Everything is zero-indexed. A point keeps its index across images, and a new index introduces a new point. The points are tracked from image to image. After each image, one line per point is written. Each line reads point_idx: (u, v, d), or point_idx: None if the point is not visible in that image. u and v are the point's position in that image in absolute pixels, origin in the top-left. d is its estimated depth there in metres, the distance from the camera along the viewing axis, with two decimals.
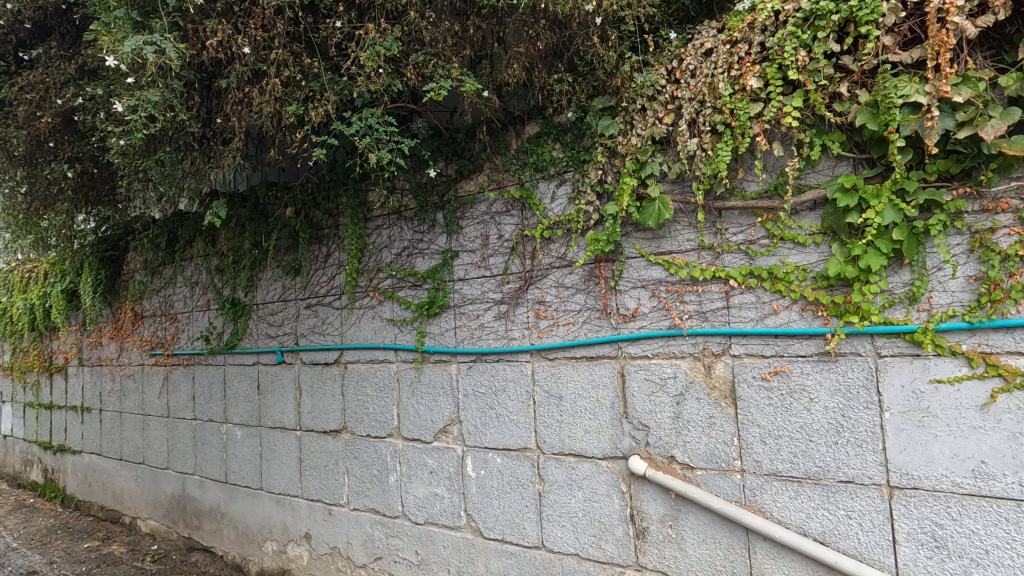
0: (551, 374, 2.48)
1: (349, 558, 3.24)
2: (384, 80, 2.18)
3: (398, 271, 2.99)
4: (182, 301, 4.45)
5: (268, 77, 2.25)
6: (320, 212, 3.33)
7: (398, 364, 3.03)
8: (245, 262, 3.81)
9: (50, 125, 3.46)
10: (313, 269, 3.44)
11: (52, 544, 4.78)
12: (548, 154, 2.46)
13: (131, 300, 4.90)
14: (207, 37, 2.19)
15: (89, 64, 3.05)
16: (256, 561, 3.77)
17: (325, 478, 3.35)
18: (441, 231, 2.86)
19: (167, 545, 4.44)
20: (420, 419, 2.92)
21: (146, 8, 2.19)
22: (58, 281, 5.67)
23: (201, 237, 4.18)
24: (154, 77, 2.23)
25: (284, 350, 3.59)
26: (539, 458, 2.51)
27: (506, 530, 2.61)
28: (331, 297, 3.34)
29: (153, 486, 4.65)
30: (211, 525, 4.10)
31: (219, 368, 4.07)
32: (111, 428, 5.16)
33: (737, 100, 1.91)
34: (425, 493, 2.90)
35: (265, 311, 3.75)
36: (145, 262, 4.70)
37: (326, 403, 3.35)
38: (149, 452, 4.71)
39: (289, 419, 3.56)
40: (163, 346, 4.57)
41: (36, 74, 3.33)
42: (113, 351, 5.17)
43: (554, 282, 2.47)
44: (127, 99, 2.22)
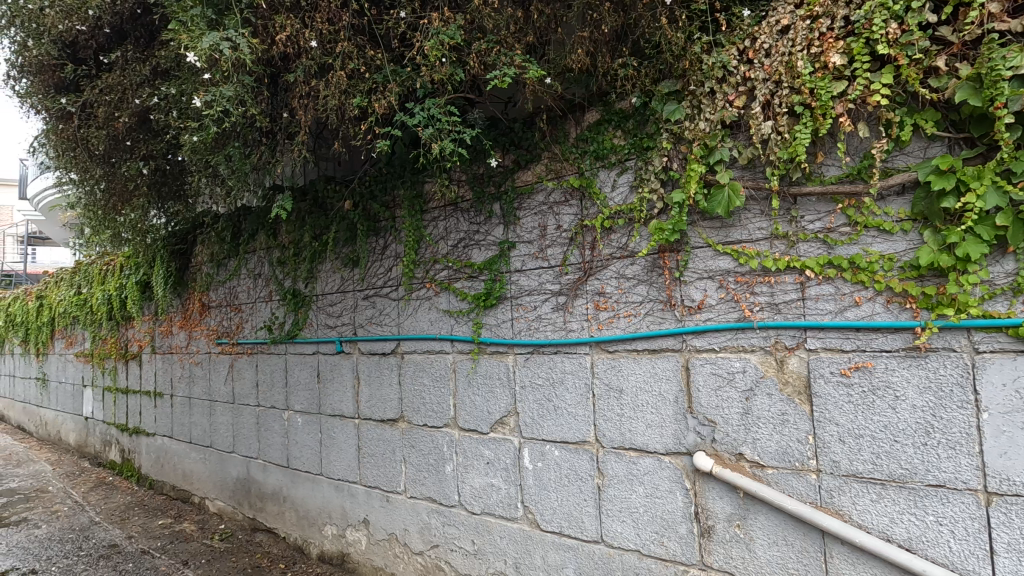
0: (612, 367, 2.43)
1: (406, 544, 3.29)
2: (447, 69, 2.18)
3: (455, 262, 3.00)
4: (246, 292, 4.62)
5: (334, 69, 2.29)
6: (378, 205, 3.39)
7: (454, 355, 3.04)
8: (306, 255, 3.91)
9: (128, 124, 3.65)
10: (371, 261, 3.50)
11: (130, 520, 5.10)
12: (609, 142, 2.40)
13: (199, 291, 5.14)
14: (277, 33, 2.25)
15: (164, 65, 3.19)
16: (317, 543, 3.89)
17: (383, 466, 3.42)
18: (498, 222, 2.84)
19: (233, 525, 4.65)
20: (477, 410, 2.92)
21: (220, 7, 2.26)
22: (133, 273, 6.02)
23: (264, 230, 4.33)
24: (228, 73, 2.31)
25: (343, 340, 3.67)
26: (598, 452, 2.47)
27: (564, 523, 2.59)
28: (389, 289, 3.39)
29: (220, 469, 4.88)
30: (274, 507, 4.27)
31: (280, 357, 4.21)
32: (180, 412, 5.44)
33: (818, 78, 1.81)
34: (481, 483, 2.91)
35: (324, 302, 3.84)
36: (212, 255, 4.92)
37: (384, 392, 3.41)
38: (216, 436, 4.94)
39: (348, 408, 3.65)
40: (229, 335, 4.77)
41: (115, 77, 3.51)
42: (182, 339, 5.44)
43: (614, 272, 2.42)
44: (205, 94, 2.32)
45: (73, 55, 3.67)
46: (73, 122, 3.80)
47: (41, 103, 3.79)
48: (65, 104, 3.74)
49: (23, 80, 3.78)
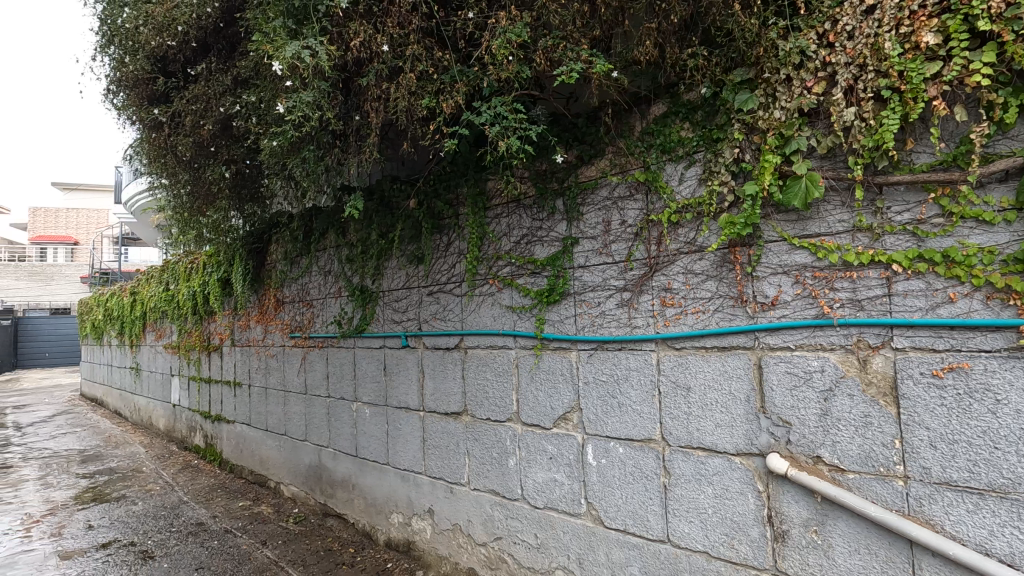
0: (678, 365, 2.38)
1: (470, 535, 3.36)
2: (514, 67, 2.20)
3: (518, 259, 3.03)
4: (317, 289, 4.85)
5: (404, 72, 2.36)
6: (442, 203, 3.47)
7: (517, 351, 3.07)
8: (373, 252, 4.06)
9: (212, 131, 3.90)
10: (435, 258, 3.58)
11: (214, 501, 5.47)
12: (676, 135, 2.36)
13: (275, 287, 5.43)
14: (351, 39, 2.34)
15: (245, 74, 3.39)
16: (384, 530, 4.04)
17: (447, 458, 3.50)
18: (560, 218, 2.84)
19: (306, 509, 4.90)
20: (540, 405, 2.94)
21: (299, 16, 2.39)
22: (215, 270, 6.44)
23: (334, 229, 4.53)
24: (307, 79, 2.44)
25: (408, 335, 3.78)
26: (664, 450, 2.43)
27: (628, 521, 2.57)
28: (452, 285, 3.46)
29: (294, 456, 5.15)
30: (343, 494, 4.46)
31: (349, 350, 4.39)
32: (257, 401, 5.78)
33: (908, 60, 1.72)
34: (545, 478, 2.93)
35: (390, 297, 3.97)
36: (286, 253, 5.19)
37: (448, 385, 3.49)
38: (289, 425, 5.21)
39: (413, 400, 3.76)
40: (302, 329, 5.02)
41: (201, 88, 3.76)
42: (259, 333, 5.77)
43: (681, 268, 2.37)
44: (287, 100, 2.47)
45: (164, 69, 3.96)
46: (164, 131, 4.11)
47: (137, 115, 4.12)
48: (157, 115, 4.05)
49: (122, 94, 4.12)
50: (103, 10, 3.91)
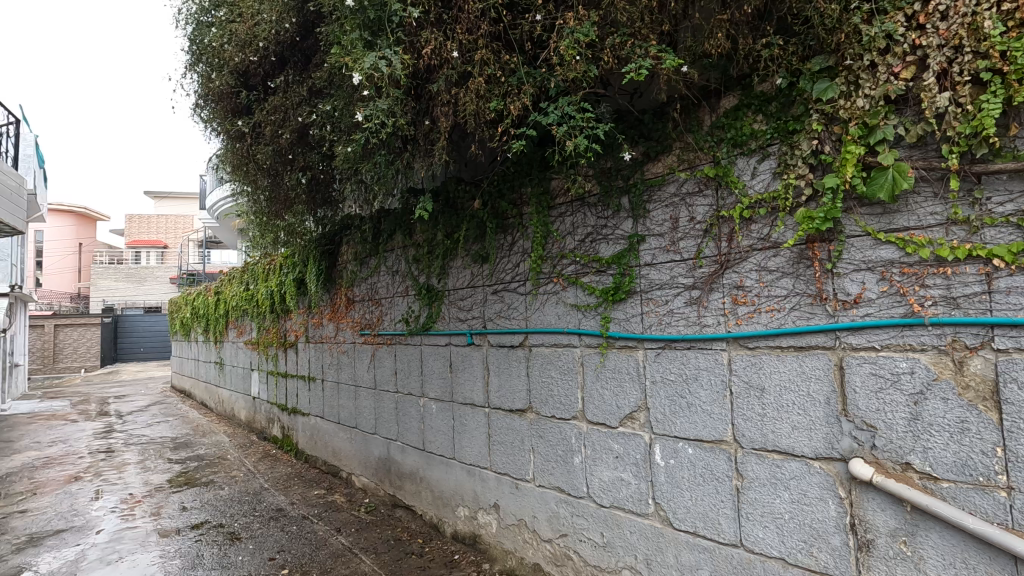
0: (752, 365, 2.31)
1: (535, 531, 3.40)
2: (582, 66, 2.20)
3: (582, 257, 3.03)
4: (385, 287, 5.03)
5: (473, 76, 2.43)
6: (506, 203, 3.52)
7: (582, 349, 3.07)
8: (438, 252, 4.17)
9: (289, 140, 4.13)
10: (499, 257, 3.64)
11: (291, 489, 5.79)
12: (749, 128, 2.29)
13: (345, 286, 5.68)
14: (423, 47, 2.44)
15: (320, 85, 3.57)
16: (451, 523, 4.14)
17: (513, 454, 3.55)
18: (626, 216, 2.82)
19: (376, 500, 5.10)
20: (606, 404, 2.93)
21: (374, 28, 2.50)
22: (291, 271, 6.81)
23: (401, 230, 4.69)
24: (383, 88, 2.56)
25: (473, 333, 3.86)
26: (736, 452, 2.37)
27: (698, 523, 2.52)
28: (516, 284, 3.51)
29: (364, 448, 5.37)
30: (411, 486, 4.61)
31: (416, 347, 4.53)
32: (330, 395, 6.06)
33: (1011, 39, 1.60)
34: (611, 477, 2.91)
35: (456, 296, 4.07)
36: (356, 254, 5.42)
37: (513, 382, 3.54)
38: (360, 418, 5.44)
39: (478, 396, 3.84)
40: (371, 327, 5.23)
41: (279, 99, 4.00)
42: (331, 330, 6.06)
43: (754, 265, 2.30)
44: (364, 108, 2.61)
45: (246, 82, 4.23)
46: (246, 141, 4.40)
47: (222, 126, 4.44)
48: (240, 126, 4.34)
49: (209, 108, 4.45)
50: (193, 31, 4.23)
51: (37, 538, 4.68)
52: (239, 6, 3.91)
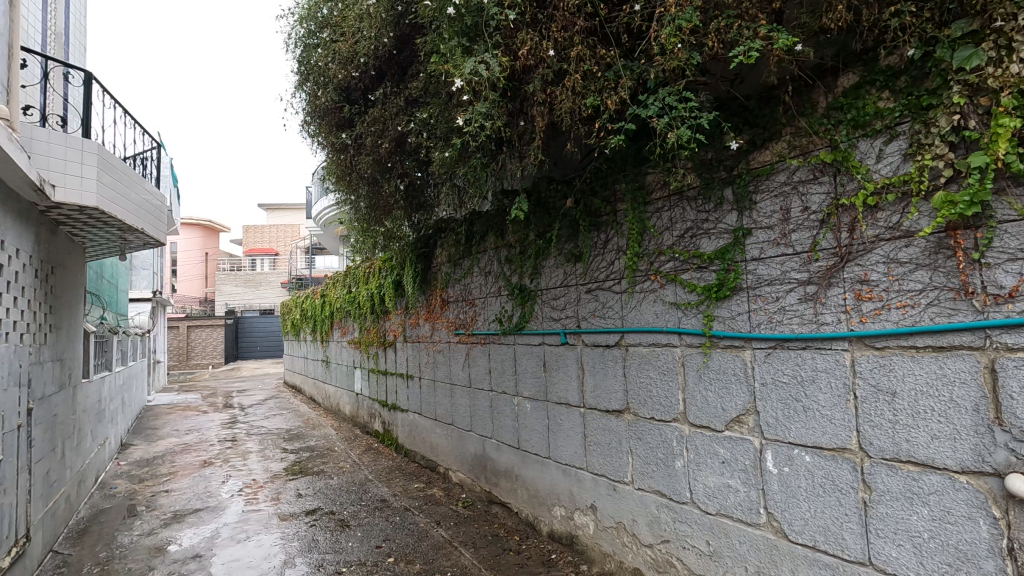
0: (880, 366, 2.10)
1: (635, 535, 3.31)
2: (684, 54, 2.13)
3: (682, 253, 2.91)
4: (478, 288, 5.14)
5: (569, 73, 2.43)
6: (600, 200, 3.47)
7: (683, 348, 2.95)
8: (531, 252, 4.19)
9: (387, 149, 4.34)
10: (593, 255, 3.59)
11: (393, 481, 6.08)
12: (873, 106, 2.10)
13: (440, 288, 5.87)
14: (520, 48, 2.48)
15: (417, 94, 3.72)
16: (547, 522, 4.15)
17: (610, 455, 3.49)
18: (730, 208, 2.67)
19: (473, 495, 5.22)
20: (710, 406, 2.79)
21: (471, 34, 2.64)
22: (390, 273, 7.17)
23: (493, 231, 4.77)
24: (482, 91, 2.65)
25: (567, 333, 3.84)
26: (863, 462, 2.16)
27: (818, 537, 2.33)
28: (611, 282, 3.44)
29: (460, 444, 5.52)
30: (507, 483, 4.68)
31: (509, 347, 4.59)
32: (427, 392, 6.30)
33: None
34: (716, 483, 2.77)
35: (549, 296, 4.07)
36: (450, 256, 5.59)
37: (609, 383, 3.48)
38: (456, 415, 5.60)
39: (573, 396, 3.81)
40: (465, 327, 5.37)
41: (378, 111, 4.22)
42: (427, 330, 6.29)
43: (882, 257, 2.09)
44: (464, 113, 2.71)
45: (348, 97, 4.50)
46: (349, 152, 4.68)
47: (327, 140, 4.75)
48: (344, 139, 4.64)
49: (316, 124, 4.78)
50: (301, 53, 4.56)
51: (180, 515, 5.27)
52: (342, 26, 4.16)
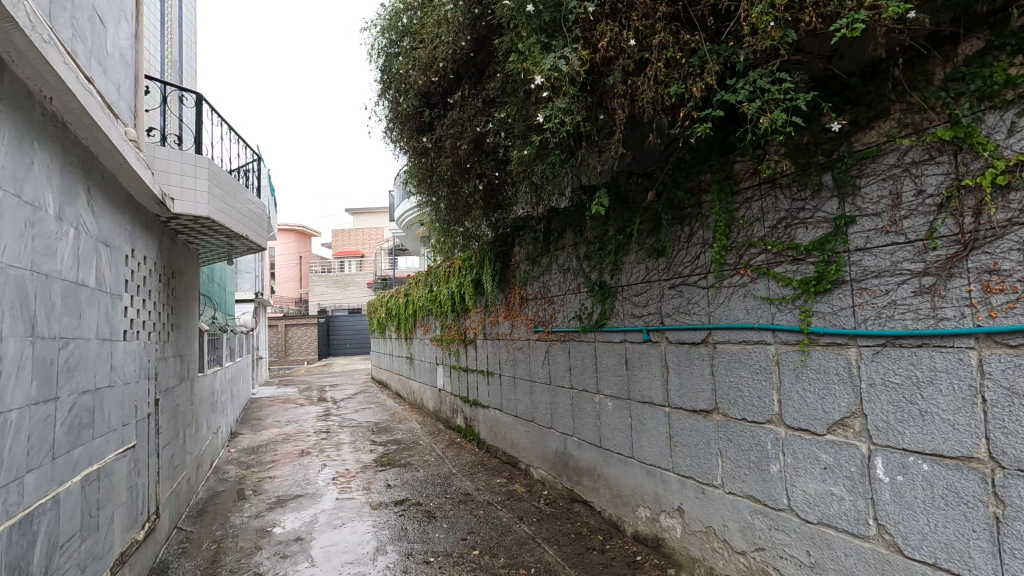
0: (1015, 366, 1.87)
1: (726, 541, 3.16)
2: (778, 32, 2.01)
3: (775, 245, 2.74)
4: (557, 285, 5.12)
5: (652, 62, 2.36)
6: (682, 192, 3.34)
7: (777, 346, 2.78)
8: (611, 248, 4.11)
9: (466, 150, 4.43)
10: (677, 249, 3.46)
11: (476, 475, 6.21)
12: (1002, 75, 1.89)
13: (519, 285, 5.91)
14: (600, 40, 2.45)
15: (494, 94, 3.77)
16: (631, 523, 4.06)
17: (698, 457, 3.36)
18: (829, 195, 2.48)
19: (554, 492, 5.22)
20: (810, 408, 2.61)
21: (550, 30, 2.65)
22: (469, 272, 7.32)
23: (571, 228, 4.73)
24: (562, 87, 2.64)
25: (650, 330, 3.74)
26: (995, 473, 1.94)
27: (939, 554, 2.12)
28: (696, 277, 3.31)
29: (541, 441, 5.54)
30: (589, 482, 4.63)
31: (590, 344, 4.54)
32: (508, 389, 6.37)
33: None
34: (817, 490, 2.59)
35: (630, 292, 3.98)
36: (528, 254, 5.61)
37: (695, 382, 3.35)
38: (537, 412, 5.62)
39: (657, 395, 3.71)
40: (544, 324, 5.38)
41: (457, 114, 4.31)
42: (506, 327, 6.36)
43: (1016, 243, 1.87)
44: (544, 110, 2.72)
45: (428, 102, 4.63)
46: (430, 155, 4.83)
47: (409, 144, 4.92)
48: (424, 142, 4.78)
49: (398, 130, 4.97)
50: (383, 62, 4.76)
51: (283, 500, 5.68)
52: (421, 33, 4.29)
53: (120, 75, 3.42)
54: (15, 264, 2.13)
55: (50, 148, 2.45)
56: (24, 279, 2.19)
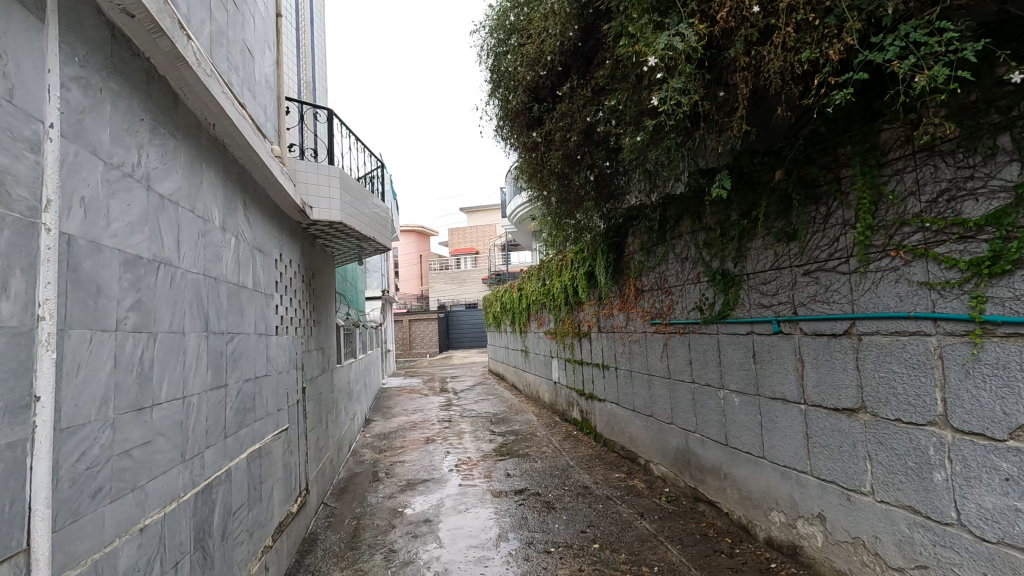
0: None
1: (878, 555, 2.83)
2: None
3: (934, 221, 2.39)
4: (674, 276, 4.91)
5: (781, 28, 2.19)
6: (816, 168, 3.02)
7: (939, 338, 2.43)
8: (733, 234, 3.84)
9: (576, 141, 4.40)
10: (811, 232, 3.15)
11: (594, 469, 6.17)
12: None
13: (633, 277, 5.76)
14: (719, 10, 2.31)
15: (604, 82, 3.69)
16: (764, 527, 3.79)
17: (841, 460, 3.04)
18: (1007, 159, 2.12)
19: (677, 490, 5.03)
20: (984, 409, 2.25)
21: (662, 8, 2.56)
22: (582, 265, 7.27)
23: (688, 215, 4.49)
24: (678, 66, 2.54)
25: (781, 320, 3.46)
26: None
27: None
28: (836, 262, 2.99)
29: (661, 437, 5.37)
30: (715, 481, 4.41)
31: (712, 337, 4.31)
32: (624, 383, 6.25)
33: None
34: (997, 504, 2.23)
35: (757, 280, 3.70)
36: (643, 244, 5.44)
37: (837, 377, 3.04)
38: (656, 407, 5.45)
39: (792, 391, 3.42)
40: (662, 316, 5.19)
41: (566, 106, 4.29)
42: (621, 320, 6.22)
43: None
44: (659, 92, 2.61)
45: (536, 97, 4.65)
46: (540, 149, 4.85)
47: (519, 141, 4.99)
48: (534, 137, 4.82)
49: (508, 127, 5.05)
50: (492, 62, 4.86)
51: (412, 484, 6.07)
52: (528, 29, 4.32)
53: (267, 99, 3.84)
54: (192, 270, 2.49)
55: (215, 168, 2.82)
56: (199, 283, 2.55)
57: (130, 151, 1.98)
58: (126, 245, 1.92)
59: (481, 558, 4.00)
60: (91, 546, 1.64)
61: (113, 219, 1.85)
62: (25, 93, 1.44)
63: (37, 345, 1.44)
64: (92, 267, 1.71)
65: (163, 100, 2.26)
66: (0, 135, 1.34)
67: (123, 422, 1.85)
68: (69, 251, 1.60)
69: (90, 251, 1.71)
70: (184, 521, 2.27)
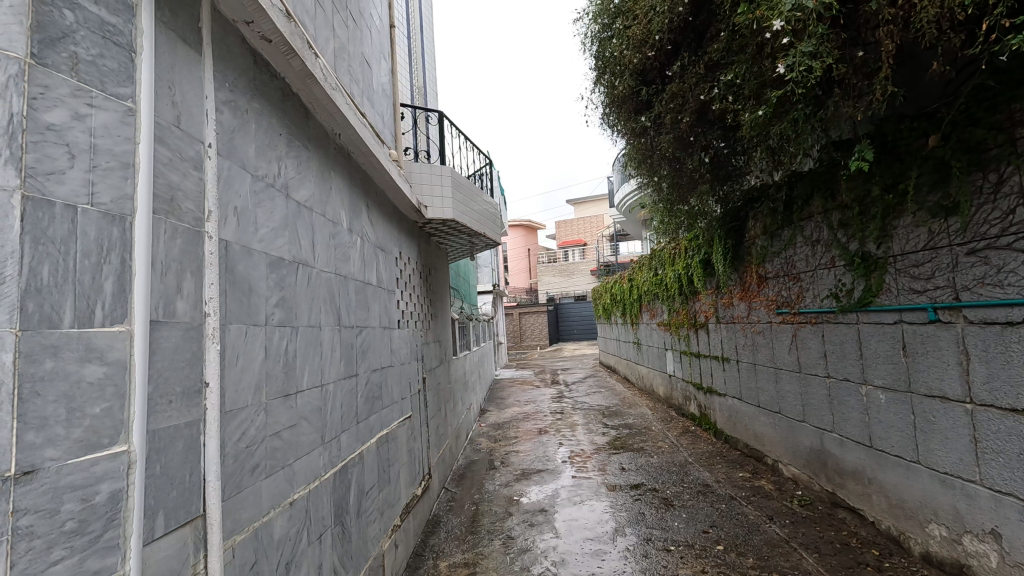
0: None
1: None
2: None
3: None
4: (805, 261, 4.49)
5: None
6: (982, 129, 2.59)
7: None
8: (874, 212, 3.40)
9: (689, 122, 4.18)
10: (976, 204, 2.72)
11: (716, 466, 5.86)
12: None
13: (755, 264, 5.36)
14: None
15: (719, 56, 3.46)
16: (919, 540, 3.36)
17: (1022, 469, 2.61)
18: None
19: (810, 494, 4.62)
20: None
21: None
22: (697, 253, 6.92)
23: (819, 193, 4.08)
24: (808, 29, 2.34)
25: (939, 308, 3.03)
26: None
27: None
28: (1011, 238, 2.56)
29: (791, 436, 4.96)
30: (857, 486, 3.99)
31: (852, 326, 3.89)
32: (747, 376, 5.86)
33: None
34: None
35: (906, 263, 3.28)
36: (765, 228, 5.02)
37: (1014, 373, 2.60)
38: (784, 403, 5.05)
39: (954, 388, 2.99)
40: (790, 305, 4.78)
41: (678, 85, 4.08)
42: (743, 309, 5.82)
43: None
44: (786, 60, 2.44)
45: (644, 79, 4.47)
46: (650, 134, 4.68)
47: (627, 127, 4.85)
48: (643, 121, 4.65)
49: (615, 113, 4.93)
50: (597, 48, 4.76)
51: (528, 473, 6.19)
52: (634, 10, 4.15)
53: (384, 107, 4.08)
54: (325, 269, 2.72)
55: (342, 175, 3.05)
56: (332, 281, 2.78)
57: (271, 164, 2.20)
58: (271, 248, 2.14)
59: (599, 551, 3.97)
60: (252, 515, 1.87)
61: (260, 225, 2.07)
62: (189, 118, 1.65)
63: (206, 338, 1.65)
64: (244, 268, 1.93)
65: (297, 115, 2.49)
66: (172, 156, 1.56)
67: (273, 406, 2.07)
68: (226, 255, 1.81)
69: (243, 254, 1.92)
70: (325, 497, 2.50)
